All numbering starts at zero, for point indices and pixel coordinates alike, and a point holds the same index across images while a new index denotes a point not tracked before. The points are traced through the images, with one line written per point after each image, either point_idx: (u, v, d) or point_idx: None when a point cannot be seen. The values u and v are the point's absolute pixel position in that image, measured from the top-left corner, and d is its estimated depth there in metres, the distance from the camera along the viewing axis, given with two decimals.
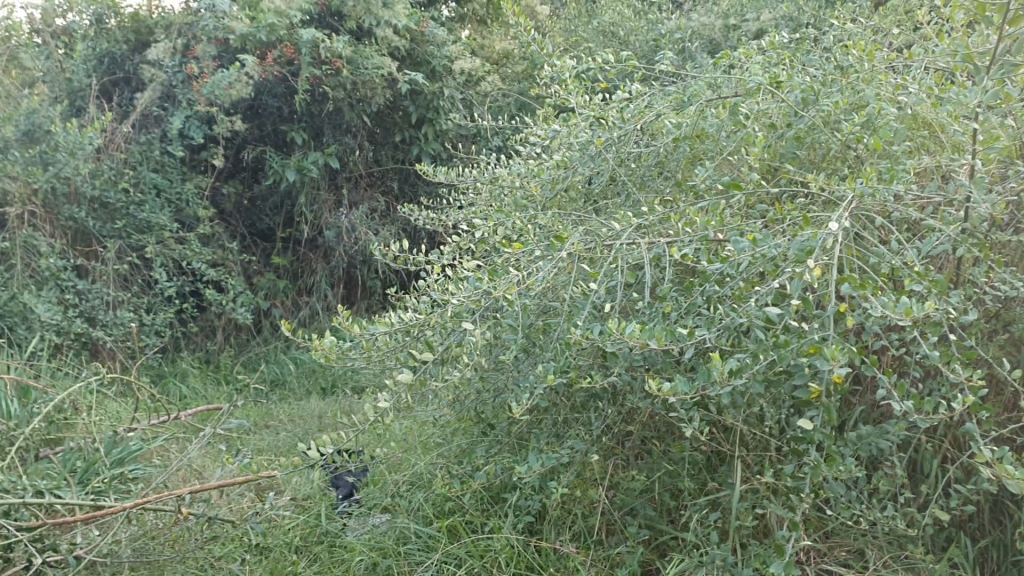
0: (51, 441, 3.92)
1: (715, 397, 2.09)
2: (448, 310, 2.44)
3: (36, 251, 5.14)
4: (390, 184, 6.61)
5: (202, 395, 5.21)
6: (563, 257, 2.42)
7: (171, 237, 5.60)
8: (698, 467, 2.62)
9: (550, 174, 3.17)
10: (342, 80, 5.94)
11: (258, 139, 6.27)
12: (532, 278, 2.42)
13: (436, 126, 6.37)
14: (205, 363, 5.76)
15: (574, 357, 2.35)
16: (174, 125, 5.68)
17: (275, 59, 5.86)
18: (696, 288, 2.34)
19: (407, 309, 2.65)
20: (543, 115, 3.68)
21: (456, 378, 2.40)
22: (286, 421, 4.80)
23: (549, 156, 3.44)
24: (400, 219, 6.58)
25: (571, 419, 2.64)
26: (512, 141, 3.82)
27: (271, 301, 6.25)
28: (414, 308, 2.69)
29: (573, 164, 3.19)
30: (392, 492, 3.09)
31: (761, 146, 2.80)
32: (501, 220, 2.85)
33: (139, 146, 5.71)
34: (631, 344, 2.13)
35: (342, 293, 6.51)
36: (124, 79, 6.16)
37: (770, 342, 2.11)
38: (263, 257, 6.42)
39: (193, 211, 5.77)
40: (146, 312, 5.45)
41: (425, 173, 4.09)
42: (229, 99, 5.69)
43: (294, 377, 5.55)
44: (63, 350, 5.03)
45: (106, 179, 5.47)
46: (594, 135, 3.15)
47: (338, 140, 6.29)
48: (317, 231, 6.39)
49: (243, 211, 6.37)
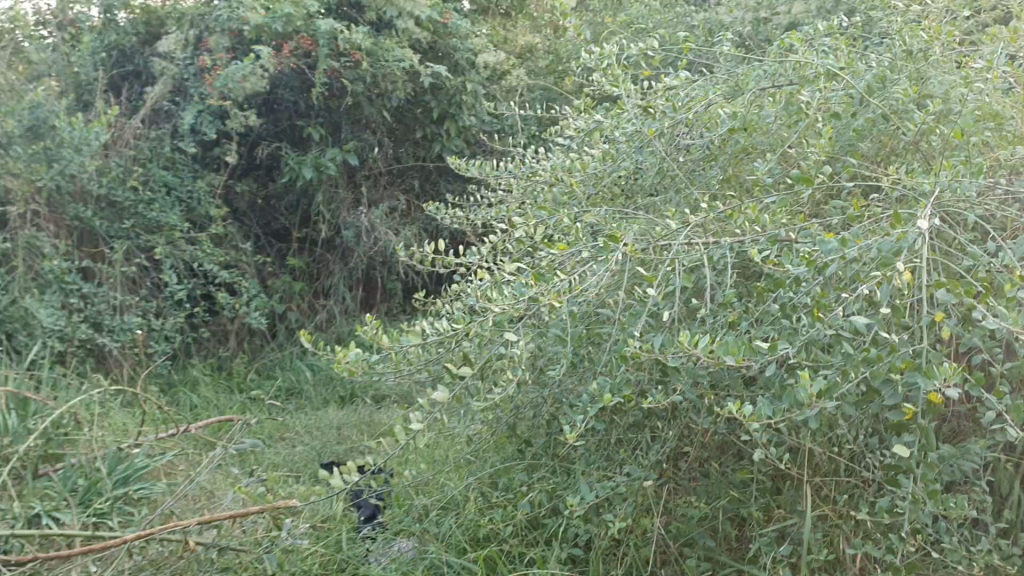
0: (53, 455, 3.69)
1: (798, 422, 1.82)
2: (488, 319, 2.17)
3: (38, 253, 4.94)
4: (411, 182, 6.37)
5: (213, 405, 4.98)
6: (616, 260, 2.15)
7: (182, 237, 5.36)
8: (764, 493, 2.35)
9: (593, 169, 2.90)
10: (360, 74, 5.70)
11: (273, 136, 6.01)
12: (582, 283, 2.15)
13: (458, 122, 6.14)
14: (217, 370, 5.52)
15: (629, 373, 2.09)
16: (185, 120, 5.43)
17: (291, 51, 5.62)
18: (769, 295, 2.06)
19: (440, 317, 2.39)
20: (581, 105, 3.43)
21: (497, 396, 2.14)
22: (303, 433, 4.58)
23: (589, 148, 3.19)
24: (421, 219, 6.33)
25: (621, 440, 2.37)
26: (547, 133, 3.57)
27: (287, 304, 6.00)
28: (447, 316, 2.43)
29: (619, 157, 2.92)
30: (420, 515, 2.83)
31: (830, 136, 2.53)
32: (542, 218, 2.59)
33: (149, 143, 5.47)
34: (702, 359, 1.85)
35: (360, 296, 6.27)
36: (135, 73, 5.91)
37: (862, 358, 1.83)
38: (278, 258, 6.16)
39: (205, 211, 5.53)
40: (155, 316, 5.20)
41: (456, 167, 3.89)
42: (243, 93, 5.45)
43: (310, 386, 5.31)
44: (68, 357, 4.79)
45: (113, 176, 5.23)
46: (642, 125, 2.88)
47: (357, 136, 6.04)
48: (334, 231, 6.14)
49: (257, 210, 6.11)
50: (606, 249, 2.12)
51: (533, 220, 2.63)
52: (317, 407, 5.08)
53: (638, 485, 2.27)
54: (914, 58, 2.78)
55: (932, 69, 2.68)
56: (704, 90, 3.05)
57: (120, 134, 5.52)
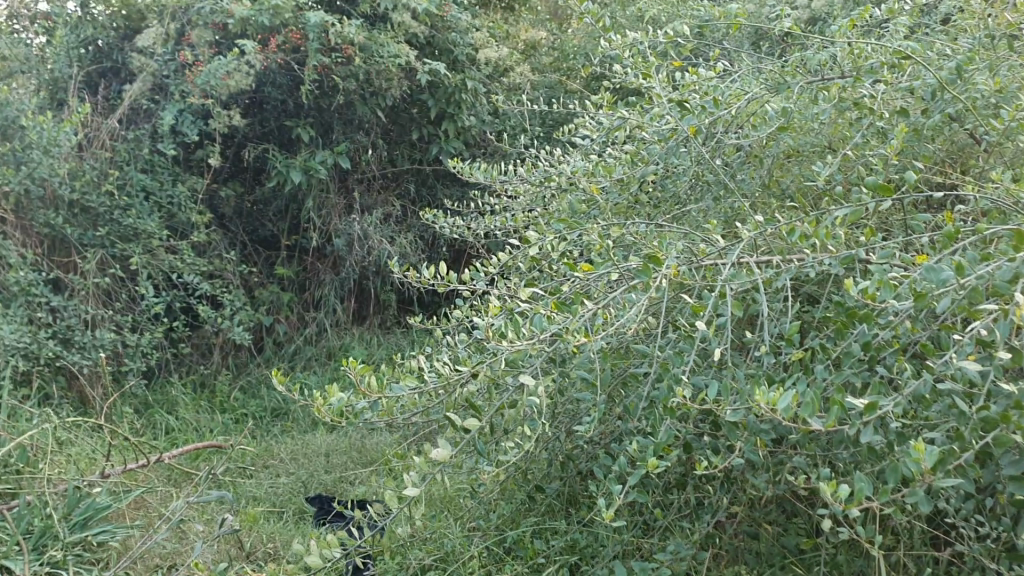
0: (6, 492, 3.27)
1: (901, 498, 1.42)
2: (500, 359, 1.78)
3: (4, 263, 4.51)
4: (406, 187, 6.00)
5: (192, 429, 4.59)
6: (656, 287, 1.78)
7: (160, 246, 4.95)
8: (826, 565, 1.96)
9: (616, 175, 2.50)
10: (353, 71, 5.31)
11: (260, 137, 5.60)
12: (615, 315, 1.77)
13: (457, 122, 5.77)
14: (199, 388, 5.12)
15: (674, 427, 1.70)
16: (165, 119, 5.02)
17: (278, 46, 5.23)
18: (849, 331, 1.69)
19: (439, 353, 1.99)
20: (598, 101, 3.05)
21: (510, 454, 1.74)
22: (287, 460, 4.19)
23: (609, 150, 2.81)
24: (417, 226, 5.95)
25: (655, 500, 1.98)
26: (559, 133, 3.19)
27: (274, 316, 5.61)
28: (449, 351, 2.03)
29: (650, 160, 2.53)
30: (415, 572, 2.45)
31: (903, 133, 2.14)
32: (560, 233, 2.21)
33: (125, 143, 5.06)
34: (778, 419, 1.46)
35: (352, 307, 5.88)
36: (112, 69, 5.48)
37: (982, 416, 1.44)
38: (265, 267, 5.76)
39: (186, 217, 5.12)
40: (131, 331, 4.79)
41: (456, 171, 3.50)
42: (228, 91, 5.05)
43: (297, 406, 4.93)
44: (33, 377, 4.37)
45: (86, 180, 4.82)
46: (677, 122, 2.49)
47: (349, 137, 5.65)
48: (325, 239, 5.75)
49: (243, 216, 5.71)
50: (645, 273, 1.75)
51: (549, 234, 2.24)
52: (303, 430, 4.70)
53: (678, 554, 1.88)
54: (985, 44, 2.40)
55: (1010, 57, 2.30)
56: (742, 82, 2.67)
57: (94, 134, 5.10)
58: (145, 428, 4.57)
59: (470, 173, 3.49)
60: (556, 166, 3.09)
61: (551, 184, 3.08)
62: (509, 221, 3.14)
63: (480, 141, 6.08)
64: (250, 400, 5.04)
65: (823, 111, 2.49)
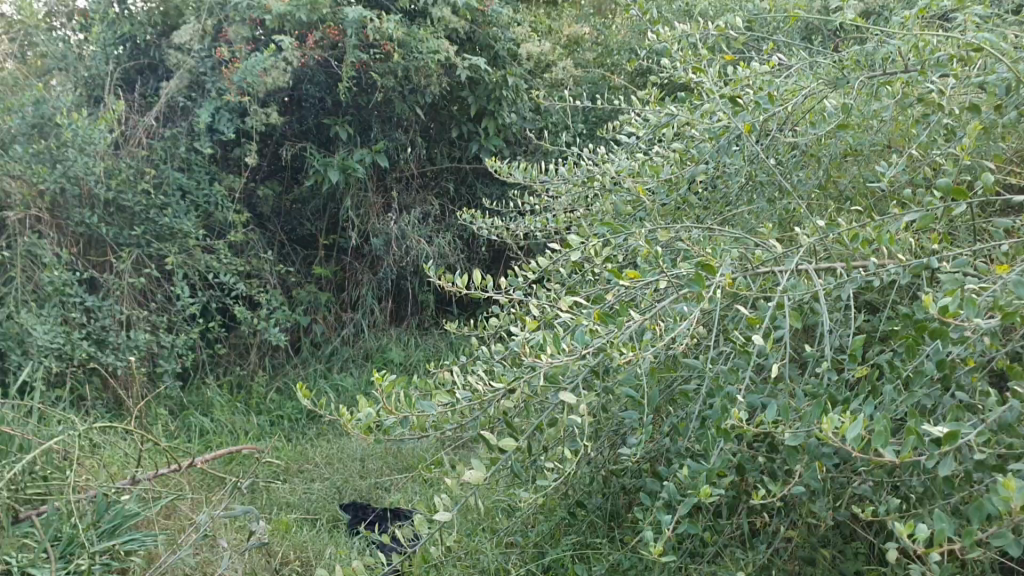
0: (34, 498, 3.20)
1: (982, 536, 1.28)
2: (540, 374, 1.66)
3: (39, 263, 4.45)
4: (445, 185, 5.89)
5: (227, 432, 4.51)
6: (709, 299, 1.67)
7: (197, 245, 4.87)
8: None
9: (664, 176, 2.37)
10: (392, 67, 5.21)
11: (298, 135, 5.51)
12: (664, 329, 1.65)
13: (498, 120, 5.65)
14: (236, 389, 5.05)
15: (727, 450, 1.57)
16: (201, 117, 4.93)
17: (316, 42, 5.13)
18: (921, 349, 1.57)
19: (476, 366, 1.88)
20: (644, 98, 2.93)
21: (550, 478, 1.62)
22: (322, 465, 4.09)
23: (656, 150, 2.68)
24: (456, 225, 5.85)
25: (705, 524, 1.85)
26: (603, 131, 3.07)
27: (311, 316, 5.52)
28: (487, 363, 1.92)
29: (701, 160, 2.40)
30: None
31: (975, 131, 2.00)
32: (606, 239, 2.10)
33: (162, 141, 4.99)
34: (846, 447, 1.33)
35: (390, 307, 5.79)
36: (149, 67, 5.40)
37: None
38: (303, 267, 5.68)
39: (222, 216, 5.04)
40: (166, 332, 4.72)
41: (497, 171, 3.39)
42: (265, 88, 4.96)
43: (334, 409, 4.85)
44: (66, 379, 4.30)
45: (122, 178, 4.75)
46: (728, 120, 2.35)
47: (388, 135, 5.55)
48: (363, 238, 5.66)
49: (281, 215, 5.63)
50: (698, 283, 1.64)
51: (594, 240, 2.13)
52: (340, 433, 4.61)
53: None
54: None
55: None
56: (797, 78, 2.53)
57: (131, 133, 5.04)
58: (180, 430, 4.50)
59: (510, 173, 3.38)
60: (600, 165, 2.97)
61: (594, 184, 2.95)
62: (550, 223, 3.02)
63: (521, 139, 5.96)
64: (286, 402, 4.96)
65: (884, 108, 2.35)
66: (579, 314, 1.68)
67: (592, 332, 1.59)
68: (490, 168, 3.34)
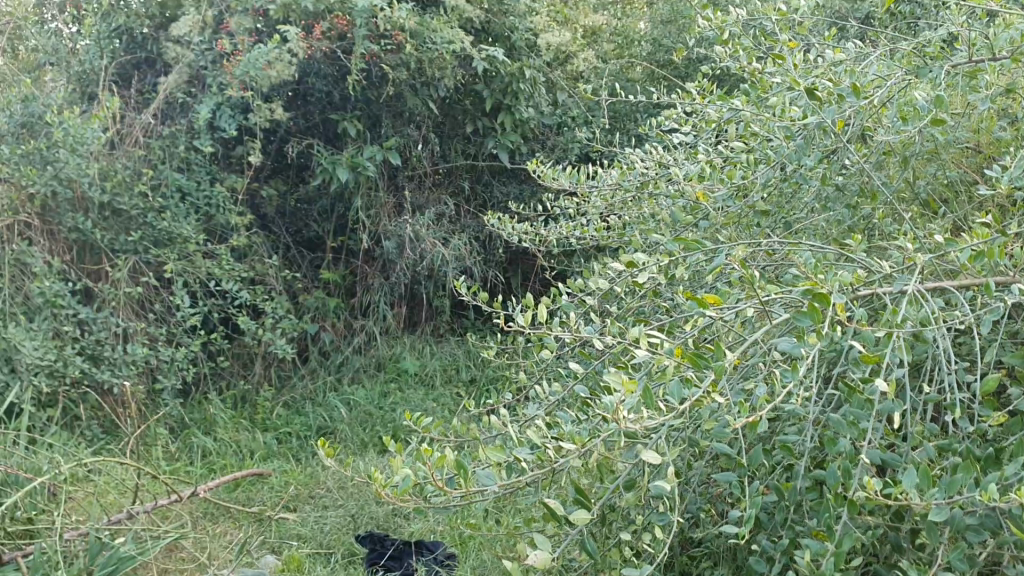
0: (19, 537, 2.89)
1: None
2: (619, 430, 1.35)
3: (30, 272, 4.15)
4: (460, 184, 5.59)
5: (231, 452, 4.22)
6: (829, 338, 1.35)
7: (198, 251, 4.56)
8: None
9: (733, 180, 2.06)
10: (404, 59, 4.92)
11: (304, 131, 5.21)
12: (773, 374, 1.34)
13: (515, 114, 5.35)
14: (241, 404, 4.76)
15: (852, 527, 1.29)
16: (200, 114, 4.62)
17: (323, 33, 4.83)
18: None
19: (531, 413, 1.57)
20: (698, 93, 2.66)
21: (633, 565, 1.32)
22: (336, 488, 3.81)
23: (716, 151, 2.39)
24: (471, 226, 5.55)
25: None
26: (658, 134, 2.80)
27: (320, 323, 5.23)
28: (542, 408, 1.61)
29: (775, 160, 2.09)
30: None
31: None
32: (678, 257, 1.79)
33: (160, 141, 4.68)
34: None
35: (402, 313, 5.51)
36: (147, 60, 5.06)
37: None
38: (310, 271, 5.40)
39: (225, 219, 4.74)
40: (166, 344, 4.42)
41: (535, 174, 3.12)
42: (269, 82, 4.65)
43: (345, 425, 4.57)
44: (59, 397, 4.00)
45: (118, 181, 4.44)
46: (808, 113, 2.05)
47: (399, 131, 5.26)
48: (374, 241, 5.36)
49: (287, 216, 5.34)
50: (820, 320, 1.33)
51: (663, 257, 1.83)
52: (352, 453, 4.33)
53: None
54: None
55: None
56: (877, 65, 2.23)
57: (126, 131, 4.73)
58: (181, 450, 4.20)
59: (551, 175, 3.13)
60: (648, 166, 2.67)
61: (645, 190, 2.66)
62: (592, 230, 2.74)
63: (538, 135, 5.68)
64: (295, 417, 4.67)
65: (980, 98, 2.06)
66: (669, 356, 1.38)
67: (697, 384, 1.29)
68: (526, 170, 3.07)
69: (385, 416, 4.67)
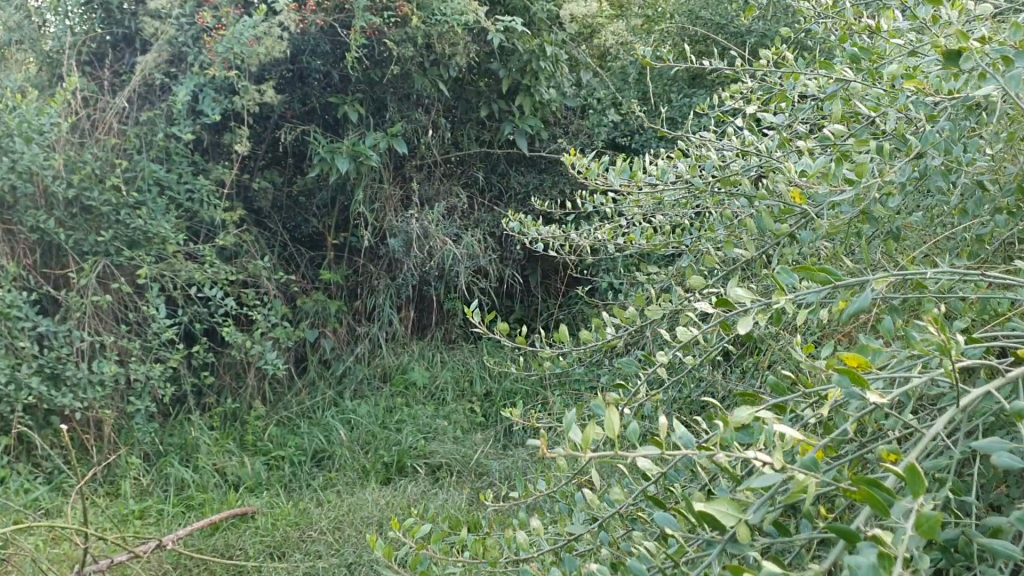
0: None
1: None
2: None
3: None
4: (474, 174, 5.04)
5: (212, 485, 3.68)
6: None
7: (178, 253, 4.01)
8: None
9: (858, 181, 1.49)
10: (410, 34, 4.37)
11: (301, 117, 4.66)
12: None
13: (534, 95, 4.80)
14: (228, 423, 4.23)
15: None
16: (178, 95, 4.04)
17: (319, 3, 4.28)
18: None
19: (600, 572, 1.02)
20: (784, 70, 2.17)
21: None
22: (329, 531, 3.27)
23: (814, 144, 1.85)
24: (486, 220, 5.02)
25: None
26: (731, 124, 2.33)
27: (319, 328, 4.70)
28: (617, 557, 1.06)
29: (913, 152, 1.52)
30: None
31: None
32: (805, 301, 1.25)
33: (136, 128, 4.10)
34: None
35: (410, 317, 4.98)
36: (125, 38, 4.47)
37: None
38: (309, 271, 4.87)
39: (210, 216, 4.19)
40: (140, 359, 3.87)
41: (578, 169, 2.63)
42: (258, 60, 4.11)
43: (346, 449, 4.04)
44: (13, 425, 3.46)
45: (86, 174, 3.88)
46: (957, 87, 1.48)
47: (406, 117, 4.71)
48: (379, 237, 4.83)
49: (283, 210, 4.80)
50: None
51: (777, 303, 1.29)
52: (351, 483, 3.80)
53: None
54: None
55: None
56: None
57: (97, 116, 4.15)
58: (156, 483, 3.69)
59: (594, 169, 2.63)
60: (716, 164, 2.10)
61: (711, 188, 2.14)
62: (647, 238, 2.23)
63: (560, 118, 5.20)
64: (289, 438, 4.14)
65: None
66: (837, 483, 0.84)
67: (903, 557, 0.77)
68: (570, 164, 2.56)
69: (390, 437, 4.13)
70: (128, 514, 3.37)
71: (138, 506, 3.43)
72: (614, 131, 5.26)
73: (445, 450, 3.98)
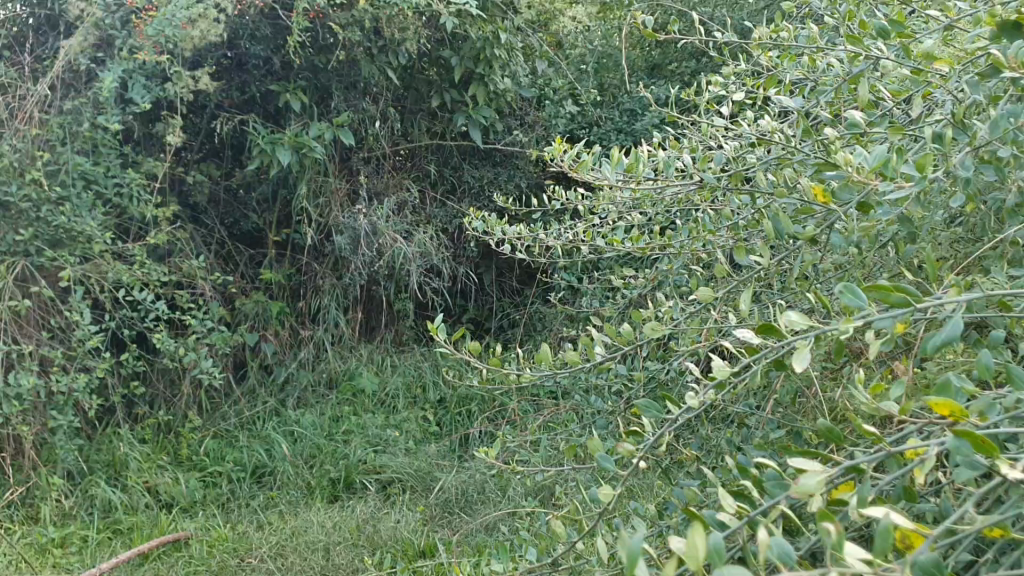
0: None
1: None
2: None
3: None
4: (425, 168, 4.77)
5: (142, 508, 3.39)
6: None
7: (106, 252, 3.69)
8: None
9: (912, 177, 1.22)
10: (356, 16, 4.08)
11: (239, 105, 4.35)
12: None
13: (488, 85, 4.54)
14: (161, 435, 3.93)
15: None
16: (104, 80, 3.69)
17: None
18: None
19: None
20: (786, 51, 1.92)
21: None
22: (271, 558, 3.00)
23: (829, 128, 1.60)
24: (438, 215, 4.75)
25: None
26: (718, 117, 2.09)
27: (260, 332, 4.40)
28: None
29: (968, 137, 1.27)
30: None
31: None
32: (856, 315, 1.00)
33: (60, 116, 3.72)
34: None
35: (358, 319, 4.70)
36: (49, 20, 4.00)
37: None
38: (248, 269, 4.57)
39: (141, 212, 3.87)
40: (63, 369, 3.55)
41: (555, 158, 2.36)
42: (191, 44, 3.80)
43: (289, 464, 3.76)
44: None
45: (3, 166, 3.52)
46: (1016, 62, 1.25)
47: (352, 106, 4.42)
48: (324, 234, 4.54)
49: (221, 205, 4.50)
50: None
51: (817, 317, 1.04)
52: (294, 502, 3.53)
53: None
54: None
55: None
56: None
57: (15, 105, 3.74)
58: (80, 506, 3.41)
59: (571, 159, 2.37)
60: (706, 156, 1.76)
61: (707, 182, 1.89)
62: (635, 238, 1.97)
63: (516, 108, 4.87)
64: (227, 453, 3.86)
65: None
66: None
67: None
68: (547, 152, 2.30)
69: (337, 451, 3.86)
70: (46, 543, 3.08)
71: (58, 534, 3.14)
72: (572, 124, 5.02)
73: (396, 465, 3.72)
